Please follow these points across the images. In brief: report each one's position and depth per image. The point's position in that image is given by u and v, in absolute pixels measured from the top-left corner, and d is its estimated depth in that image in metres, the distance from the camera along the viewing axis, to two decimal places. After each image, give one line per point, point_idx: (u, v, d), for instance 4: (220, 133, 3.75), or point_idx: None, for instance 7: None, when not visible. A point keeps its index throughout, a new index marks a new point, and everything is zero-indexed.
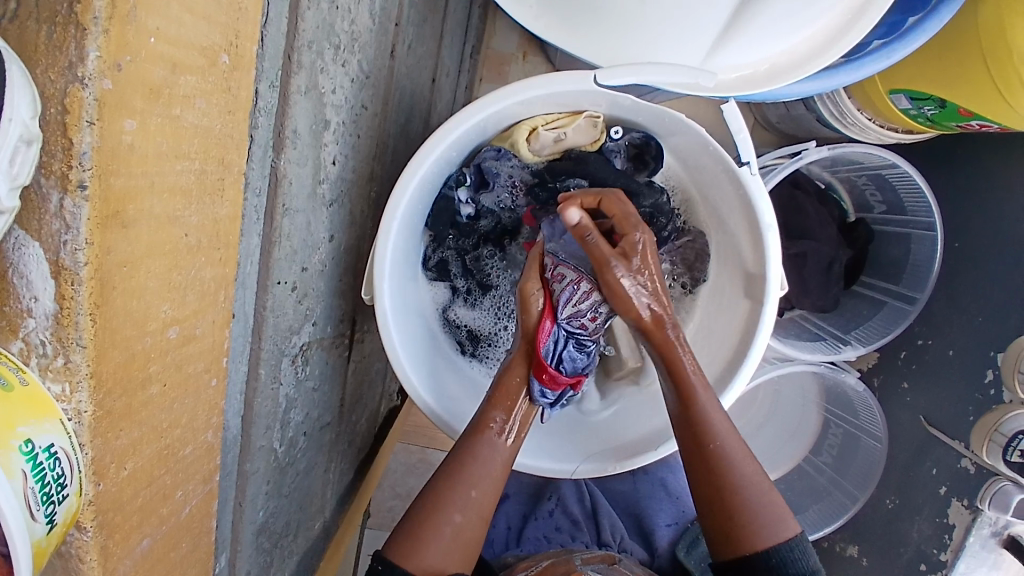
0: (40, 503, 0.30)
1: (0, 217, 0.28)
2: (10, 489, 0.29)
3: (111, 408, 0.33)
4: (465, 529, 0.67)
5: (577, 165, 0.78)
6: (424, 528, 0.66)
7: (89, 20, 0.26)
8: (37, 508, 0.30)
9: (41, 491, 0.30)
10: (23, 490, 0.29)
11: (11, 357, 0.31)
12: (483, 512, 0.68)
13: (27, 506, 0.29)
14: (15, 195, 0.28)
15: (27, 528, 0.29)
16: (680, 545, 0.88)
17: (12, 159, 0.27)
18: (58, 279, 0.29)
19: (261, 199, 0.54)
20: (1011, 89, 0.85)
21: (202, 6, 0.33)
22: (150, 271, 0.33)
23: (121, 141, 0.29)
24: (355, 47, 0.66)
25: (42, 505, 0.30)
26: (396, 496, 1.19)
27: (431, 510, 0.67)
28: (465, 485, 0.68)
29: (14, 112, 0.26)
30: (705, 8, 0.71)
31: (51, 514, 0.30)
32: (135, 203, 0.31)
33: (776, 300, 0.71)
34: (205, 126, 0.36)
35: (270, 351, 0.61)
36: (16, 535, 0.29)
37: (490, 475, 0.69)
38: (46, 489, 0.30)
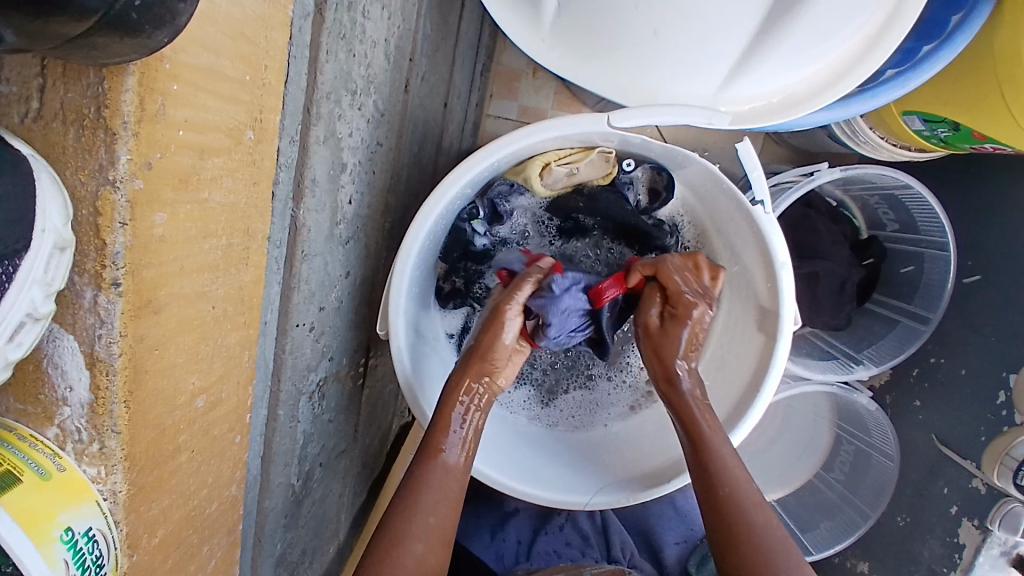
0: None
1: (37, 322, 0.30)
2: None
3: (143, 484, 0.35)
4: (428, 559, 0.63)
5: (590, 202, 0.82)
6: (383, 564, 0.61)
7: (118, 124, 0.27)
8: None
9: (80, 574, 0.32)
10: None
11: (47, 442, 0.33)
12: (444, 537, 0.65)
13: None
14: (50, 298, 0.30)
15: None
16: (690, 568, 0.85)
17: (48, 264, 0.29)
18: (93, 369, 0.31)
19: (281, 248, 0.55)
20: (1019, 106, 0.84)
21: (232, 91, 0.34)
22: (179, 347, 0.35)
23: (152, 235, 0.30)
24: (371, 89, 0.67)
25: None
26: None
27: (388, 548, 0.62)
28: (420, 512, 0.64)
29: (48, 221, 0.28)
30: (720, 44, 0.71)
31: None
32: (165, 289, 0.32)
33: (789, 334, 0.71)
34: (231, 203, 0.37)
35: (290, 391, 0.62)
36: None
37: (445, 499, 0.66)
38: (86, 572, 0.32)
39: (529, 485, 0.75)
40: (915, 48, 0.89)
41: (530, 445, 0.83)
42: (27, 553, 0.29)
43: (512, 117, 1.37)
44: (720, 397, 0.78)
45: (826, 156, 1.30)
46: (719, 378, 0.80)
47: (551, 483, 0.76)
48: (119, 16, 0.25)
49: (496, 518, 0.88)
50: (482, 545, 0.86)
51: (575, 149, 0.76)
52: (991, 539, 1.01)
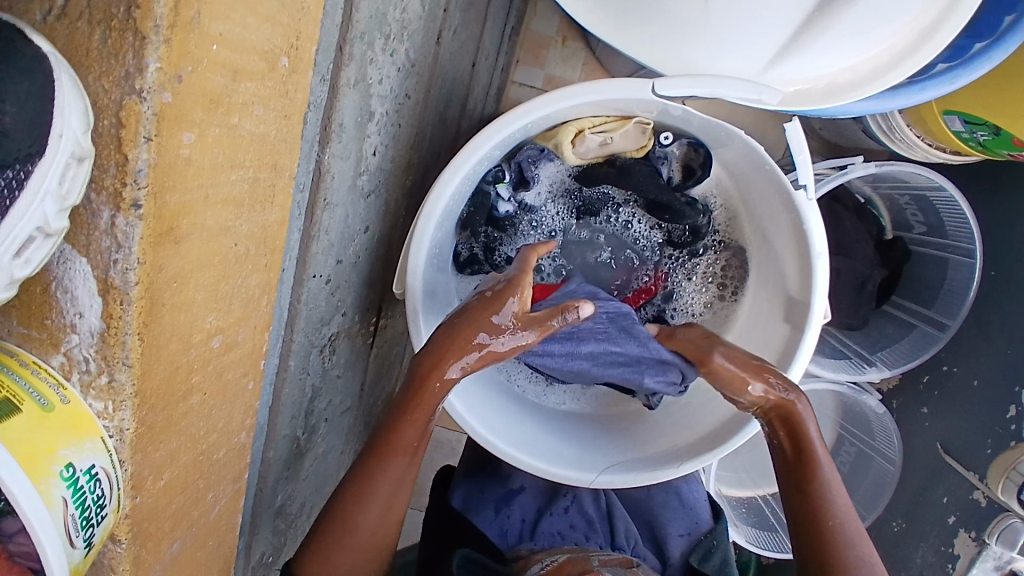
0: (79, 528, 0.31)
1: (48, 239, 0.28)
2: (49, 517, 0.30)
3: (152, 424, 0.33)
4: (381, 532, 0.68)
5: (621, 174, 0.79)
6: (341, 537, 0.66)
7: (149, 28, 0.25)
8: (76, 534, 0.31)
9: (80, 514, 0.31)
10: (63, 517, 0.30)
11: (51, 371, 0.31)
12: (394, 519, 0.69)
13: (64, 532, 0.30)
14: (64, 214, 0.28)
15: (65, 553, 0.31)
16: (692, 560, 0.82)
17: (63, 176, 0.27)
18: (106, 297, 0.29)
19: (304, 194, 0.53)
20: None
21: (271, 13, 0.32)
22: (198, 283, 0.33)
23: (179, 155, 0.28)
24: (405, 36, 0.63)
25: (81, 530, 0.31)
26: None
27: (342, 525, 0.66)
28: (370, 503, 0.66)
29: (66, 127, 0.27)
30: (772, 18, 0.68)
31: (89, 537, 0.32)
32: (188, 218, 0.30)
33: (817, 328, 0.69)
34: (262, 133, 0.34)
35: (301, 343, 0.60)
36: (53, 559, 0.30)
37: (399, 489, 0.68)
38: (85, 513, 0.31)
39: (539, 460, 0.74)
40: (966, 44, 0.84)
41: (539, 417, 0.82)
42: (24, 491, 0.29)
43: (537, 85, 1.33)
44: None
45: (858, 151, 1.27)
46: None
47: (557, 457, 0.75)
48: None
49: (501, 494, 0.87)
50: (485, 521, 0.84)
51: (612, 118, 0.73)
52: (986, 552, 1.00)
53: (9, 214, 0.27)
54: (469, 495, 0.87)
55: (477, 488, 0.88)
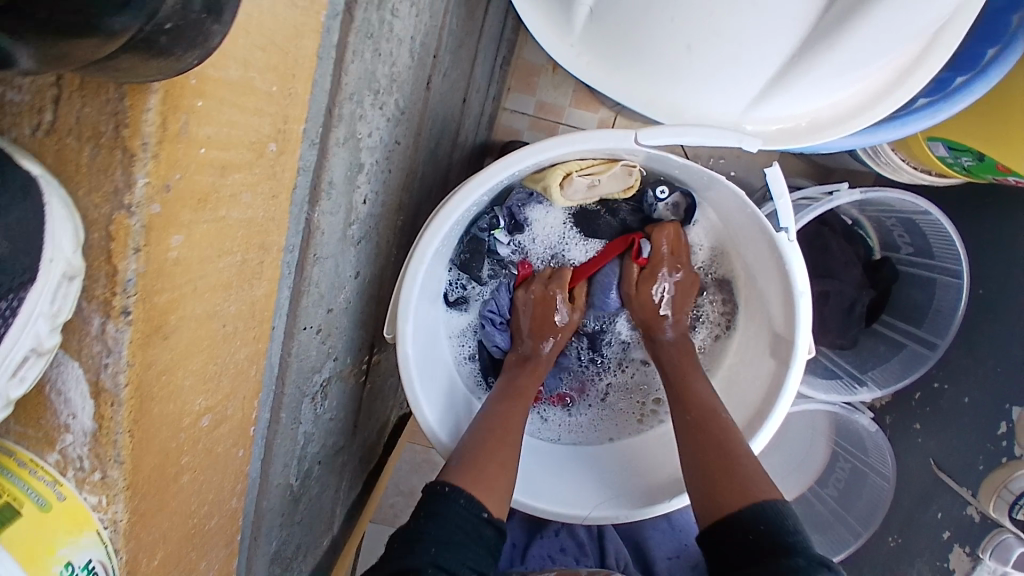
0: None
1: (44, 355, 0.29)
2: None
3: (144, 509, 0.35)
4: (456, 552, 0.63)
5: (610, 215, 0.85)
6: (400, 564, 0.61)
7: (138, 146, 0.26)
8: None
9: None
10: None
11: (46, 468, 0.32)
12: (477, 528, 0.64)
13: None
14: (57, 329, 0.29)
15: None
16: None
17: (57, 296, 0.28)
18: (98, 398, 0.30)
19: (294, 252, 0.54)
20: None
21: (261, 105, 0.33)
22: (186, 371, 0.34)
23: (166, 259, 0.29)
24: (394, 88, 0.65)
25: None
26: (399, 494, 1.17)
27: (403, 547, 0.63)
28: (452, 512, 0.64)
29: (59, 249, 0.27)
30: (756, 61, 0.68)
31: None
32: (175, 313, 0.31)
33: (802, 363, 0.69)
34: (249, 218, 0.35)
35: (293, 394, 0.61)
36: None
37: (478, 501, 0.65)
38: None
39: (533, 498, 0.73)
40: (949, 78, 0.86)
41: (535, 454, 0.83)
42: None
43: (530, 112, 1.35)
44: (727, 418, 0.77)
45: (845, 174, 1.29)
46: (728, 401, 0.79)
47: (549, 494, 0.75)
48: (150, 36, 0.23)
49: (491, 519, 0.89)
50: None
51: (599, 161, 0.74)
52: (981, 566, 1.01)
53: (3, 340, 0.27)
54: None
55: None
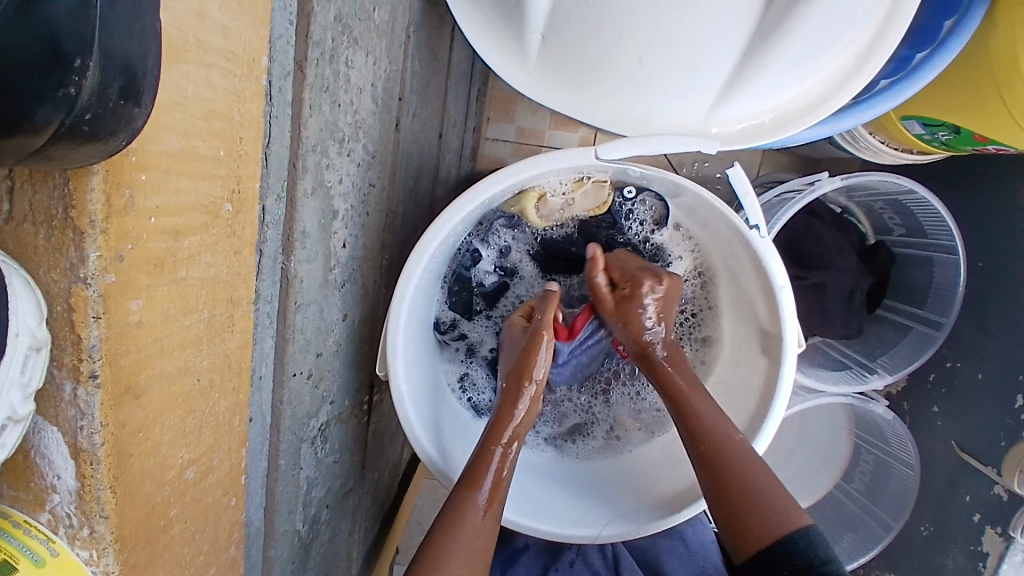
0: None
1: (18, 418, 0.29)
2: None
3: (136, 562, 0.35)
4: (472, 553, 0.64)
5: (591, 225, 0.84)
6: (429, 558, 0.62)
7: (86, 223, 0.27)
8: None
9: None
10: None
11: (39, 527, 0.32)
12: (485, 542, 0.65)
13: None
14: (29, 398, 0.29)
15: None
16: None
17: (23, 368, 0.28)
18: (77, 459, 0.30)
19: (273, 302, 0.56)
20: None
21: (208, 168, 0.35)
22: (164, 426, 0.35)
23: (129, 322, 0.30)
24: (360, 134, 0.67)
25: None
26: None
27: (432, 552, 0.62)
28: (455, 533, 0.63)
29: (21, 324, 0.27)
30: (707, 64, 0.70)
31: None
32: (145, 371, 0.32)
33: (793, 358, 0.70)
34: (212, 276, 0.37)
35: (290, 440, 0.63)
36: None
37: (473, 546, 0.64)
38: None
39: (540, 522, 0.74)
40: (909, 55, 0.85)
41: (541, 475, 0.83)
42: None
43: (510, 139, 1.38)
44: (729, 420, 0.77)
45: (829, 163, 1.29)
46: (726, 401, 0.79)
47: (561, 517, 0.75)
48: (72, 128, 0.25)
49: (505, 556, 0.86)
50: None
51: (569, 183, 0.76)
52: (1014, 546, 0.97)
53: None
54: None
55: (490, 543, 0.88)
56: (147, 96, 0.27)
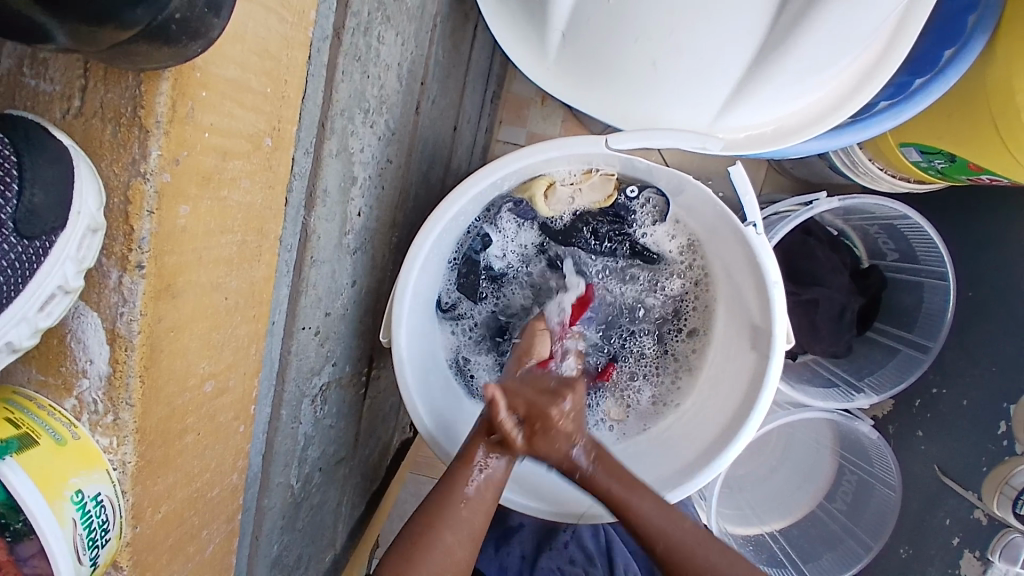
0: (86, 546, 0.34)
1: (67, 295, 0.33)
2: (61, 535, 0.34)
3: (151, 458, 0.38)
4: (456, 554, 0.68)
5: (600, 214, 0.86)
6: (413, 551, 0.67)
7: (151, 123, 0.31)
8: (83, 551, 0.34)
9: (88, 536, 0.34)
10: (73, 536, 0.34)
11: (64, 412, 0.36)
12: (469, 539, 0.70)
13: (75, 549, 0.34)
14: (81, 274, 0.33)
15: (74, 569, 0.34)
16: None
17: (81, 244, 0.33)
18: (114, 344, 0.34)
19: (292, 253, 0.58)
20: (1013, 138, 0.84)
21: (256, 102, 0.38)
22: (193, 333, 0.38)
23: (176, 225, 0.34)
24: (383, 109, 0.70)
25: (87, 549, 0.34)
26: (403, 527, 1.23)
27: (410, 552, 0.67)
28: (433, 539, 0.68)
29: (82, 206, 0.32)
30: (717, 71, 0.74)
31: (96, 556, 0.35)
32: (183, 276, 0.35)
33: (781, 353, 0.73)
34: (248, 202, 0.40)
35: (293, 393, 0.65)
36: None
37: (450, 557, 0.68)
38: (92, 534, 0.35)
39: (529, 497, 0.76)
40: (908, 81, 0.90)
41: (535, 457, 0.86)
42: (39, 510, 0.33)
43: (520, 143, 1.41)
44: (715, 412, 0.79)
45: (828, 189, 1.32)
46: (714, 394, 0.82)
47: (549, 495, 0.78)
48: (162, 26, 0.28)
49: (500, 532, 0.89)
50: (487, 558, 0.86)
51: (578, 174, 0.78)
52: (992, 571, 1.00)
53: (34, 277, 0.32)
54: None
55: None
56: (226, 9, 0.31)
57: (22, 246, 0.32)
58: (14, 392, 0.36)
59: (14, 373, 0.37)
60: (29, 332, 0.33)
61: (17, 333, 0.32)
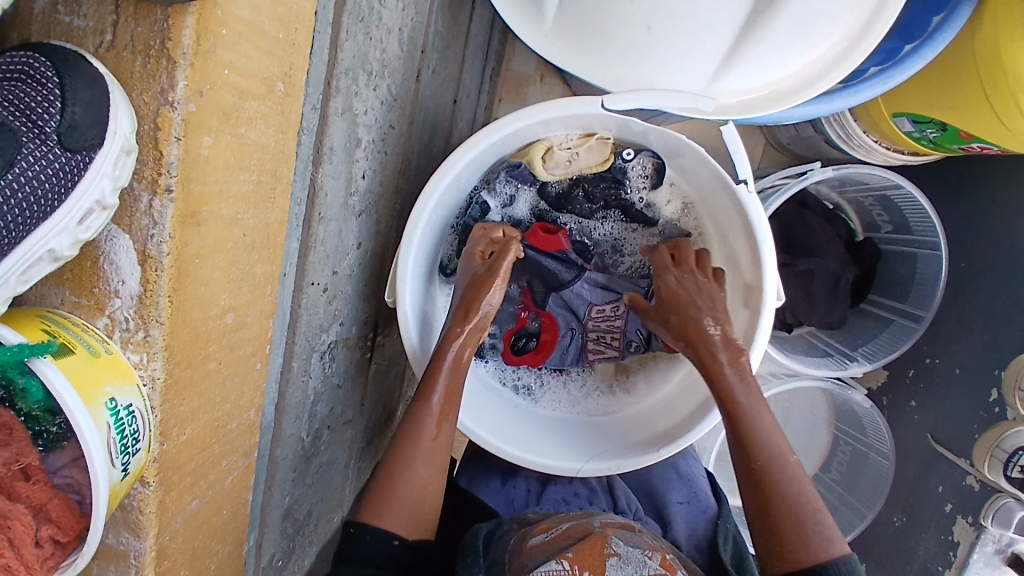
0: (119, 450, 0.37)
1: (103, 212, 0.37)
2: (96, 435, 0.36)
3: (178, 378, 0.41)
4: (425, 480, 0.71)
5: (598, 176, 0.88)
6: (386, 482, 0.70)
7: (177, 55, 0.34)
8: (117, 455, 0.37)
9: (120, 440, 0.37)
10: (106, 439, 0.36)
11: (97, 330, 0.40)
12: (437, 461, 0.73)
13: (109, 452, 0.36)
14: (116, 193, 0.37)
15: (108, 471, 0.36)
16: (689, 527, 0.85)
17: (116, 164, 0.36)
18: (145, 266, 0.37)
19: (301, 207, 0.61)
20: (1007, 109, 0.86)
21: (269, 47, 0.41)
22: (215, 264, 0.41)
23: (199, 154, 0.37)
24: (386, 73, 0.72)
25: (120, 453, 0.37)
26: None
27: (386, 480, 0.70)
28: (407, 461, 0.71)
29: (118, 126, 0.35)
30: (710, 32, 0.76)
31: (126, 463, 0.38)
32: (206, 207, 0.38)
33: (772, 309, 0.76)
34: (264, 144, 0.42)
35: (303, 345, 0.68)
36: (99, 478, 0.36)
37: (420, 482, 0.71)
38: (124, 439, 0.37)
39: (527, 453, 0.80)
40: (896, 47, 0.92)
41: (540, 421, 0.89)
42: (75, 405, 0.36)
43: None
44: None
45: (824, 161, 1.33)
46: None
47: (547, 451, 0.81)
48: None
49: (507, 467, 0.91)
50: (493, 491, 0.88)
51: (576, 137, 0.81)
52: (985, 535, 1.06)
53: (75, 191, 0.36)
54: (474, 475, 0.91)
55: (482, 472, 0.92)
56: None
57: (67, 159, 0.36)
58: (49, 311, 0.40)
59: (47, 296, 0.40)
60: (69, 243, 0.38)
61: (59, 243, 0.37)
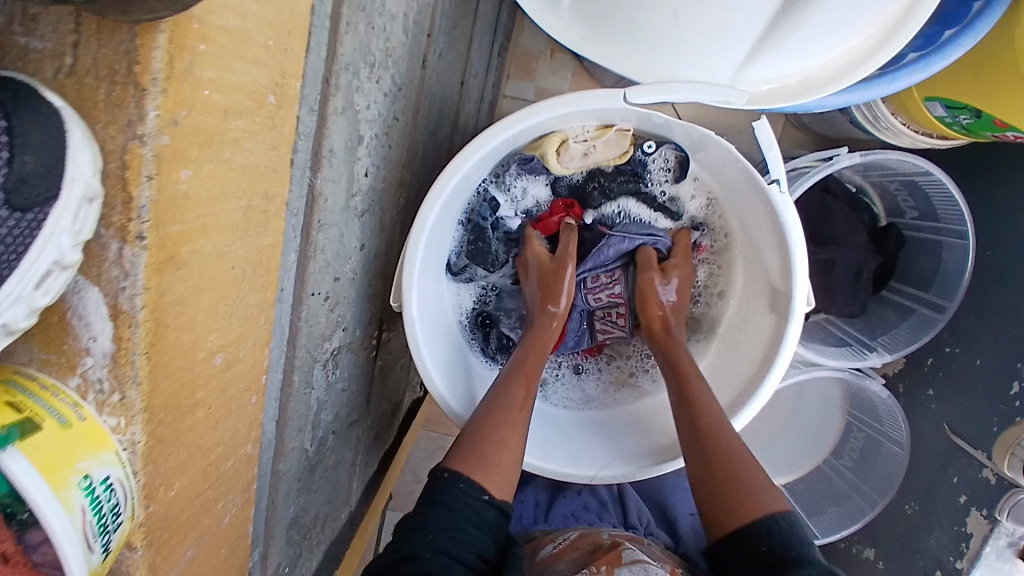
0: (97, 533, 0.35)
1: (64, 270, 0.33)
2: (69, 522, 0.34)
3: (159, 437, 0.38)
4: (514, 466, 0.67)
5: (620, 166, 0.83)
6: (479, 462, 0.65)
7: (148, 81, 0.31)
8: (94, 539, 0.34)
9: (98, 522, 0.34)
10: (82, 523, 0.34)
11: (69, 392, 0.35)
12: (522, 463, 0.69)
13: (85, 539, 0.34)
14: (77, 247, 0.33)
15: (85, 557, 0.34)
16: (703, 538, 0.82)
17: (77, 215, 0.32)
18: (117, 322, 0.34)
19: (300, 217, 0.56)
20: None
21: (252, 54, 0.37)
22: (199, 306, 0.38)
23: (177, 189, 0.34)
24: (389, 62, 0.67)
25: (98, 535, 0.35)
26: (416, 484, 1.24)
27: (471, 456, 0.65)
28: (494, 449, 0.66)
29: (78, 169, 0.31)
30: (743, 18, 0.69)
31: (106, 543, 0.35)
32: (187, 247, 0.36)
33: (803, 315, 0.72)
34: (252, 164, 0.40)
35: (304, 358, 0.64)
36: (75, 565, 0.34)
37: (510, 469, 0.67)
38: (102, 519, 0.35)
39: (541, 459, 0.76)
40: (937, 32, 0.85)
41: (555, 423, 0.86)
42: (46, 496, 0.33)
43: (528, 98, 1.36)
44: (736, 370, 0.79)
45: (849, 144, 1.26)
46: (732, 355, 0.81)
47: (563, 457, 0.78)
48: None
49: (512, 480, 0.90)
50: None
51: (593, 129, 0.76)
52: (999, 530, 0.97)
53: (31, 253, 0.31)
54: None
55: None
56: None
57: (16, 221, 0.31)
58: (16, 371, 0.36)
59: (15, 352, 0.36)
60: (25, 312, 0.33)
61: (15, 315, 0.32)
